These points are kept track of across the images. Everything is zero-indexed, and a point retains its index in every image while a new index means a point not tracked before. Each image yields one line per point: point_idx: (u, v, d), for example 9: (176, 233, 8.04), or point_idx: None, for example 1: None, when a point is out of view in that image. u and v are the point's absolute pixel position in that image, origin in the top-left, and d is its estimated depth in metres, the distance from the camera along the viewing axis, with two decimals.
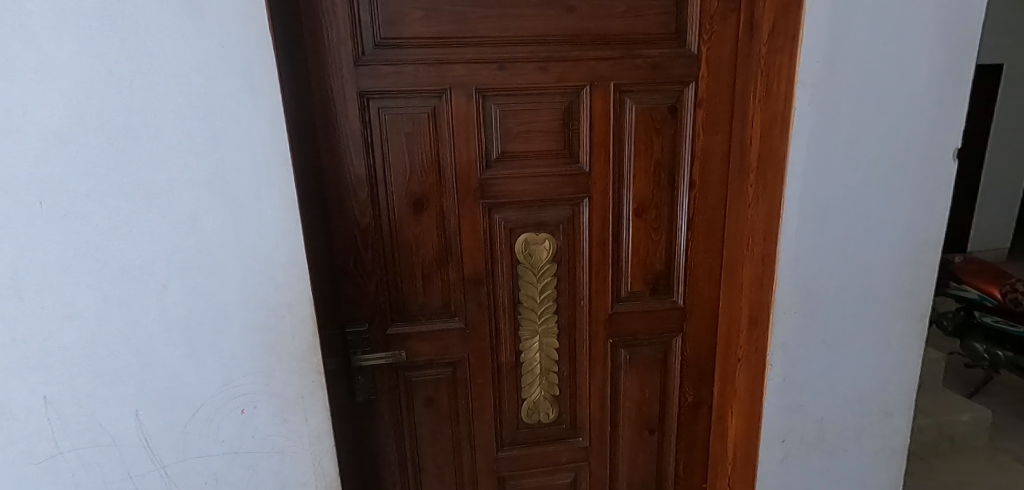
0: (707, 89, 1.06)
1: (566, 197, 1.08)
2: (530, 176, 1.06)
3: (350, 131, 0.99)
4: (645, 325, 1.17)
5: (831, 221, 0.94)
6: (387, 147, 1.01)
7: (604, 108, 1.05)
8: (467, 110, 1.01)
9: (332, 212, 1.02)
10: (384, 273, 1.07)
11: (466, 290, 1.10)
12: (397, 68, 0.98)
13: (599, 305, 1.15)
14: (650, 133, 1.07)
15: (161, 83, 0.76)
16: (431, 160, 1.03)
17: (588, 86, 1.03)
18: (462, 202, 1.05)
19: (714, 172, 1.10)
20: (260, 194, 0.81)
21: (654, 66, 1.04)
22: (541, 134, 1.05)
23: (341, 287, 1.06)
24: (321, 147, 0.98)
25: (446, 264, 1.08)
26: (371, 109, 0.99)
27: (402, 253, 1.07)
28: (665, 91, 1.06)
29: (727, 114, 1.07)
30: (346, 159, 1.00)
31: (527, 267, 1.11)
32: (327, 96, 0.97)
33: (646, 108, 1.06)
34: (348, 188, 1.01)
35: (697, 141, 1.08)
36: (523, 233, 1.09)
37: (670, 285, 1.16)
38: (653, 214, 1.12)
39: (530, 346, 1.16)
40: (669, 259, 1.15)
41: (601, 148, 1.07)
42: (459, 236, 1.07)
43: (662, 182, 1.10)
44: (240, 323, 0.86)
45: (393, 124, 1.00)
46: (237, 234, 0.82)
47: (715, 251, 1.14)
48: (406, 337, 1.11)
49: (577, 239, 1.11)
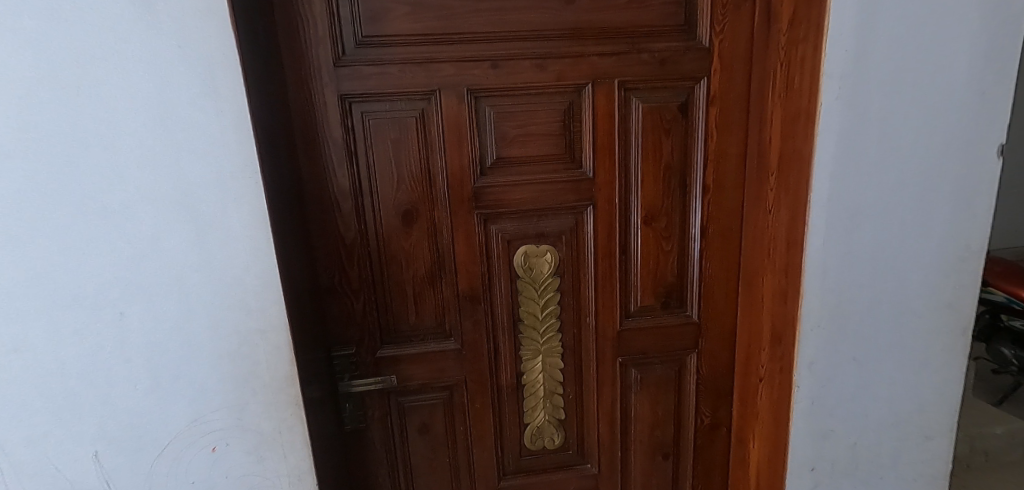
0: (720, 86, 0.97)
1: (569, 206, 1.00)
2: (529, 183, 0.97)
3: (332, 139, 0.91)
4: (656, 341, 1.08)
5: (864, 228, 0.85)
6: (372, 155, 0.93)
7: (608, 108, 0.96)
8: (459, 113, 0.93)
9: (314, 227, 0.94)
10: (372, 292, 0.98)
11: (461, 308, 1.01)
12: (381, 69, 0.90)
13: (606, 321, 1.06)
14: (659, 134, 0.98)
15: (113, 89, 0.68)
16: (420, 168, 0.95)
17: (590, 84, 0.95)
18: (455, 213, 0.97)
19: (728, 176, 1.01)
20: (228, 209, 0.73)
21: (662, 61, 0.95)
22: (541, 138, 0.97)
23: (326, 308, 0.97)
24: (301, 156, 0.91)
25: (439, 280, 1.00)
26: (354, 114, 0.91)
27: (391, 269, 0.98)
28: (675, 89, 0.97)
29: (742, 113, 0.99)
30: (329, 169, 0.92)
31: (527, 282, 1.02)
32: (306, 102, 0.89)
33: (653, 107, 0.97)
34: (331, 201, 0.93)
35: (710, 142, 1.00)
36: (522, 246, 1.01)
37: (683, 298, 1.07)
38: (664, 223, 1.03)
39: (533, 367, 1.07)
40: (681, 271, 1.06)
41: (606, 152, 0.98)
42: (453, 250, 0.98)
43: (673, 187, 1.01)
44: (210, 353, 0.78)
45: (378, 130, 0.92)
46: (204, 254, 0.74)
47: (730, 261, 1.05)
48: (398, 360, 1.02)
49: (582, 250, 1.03)
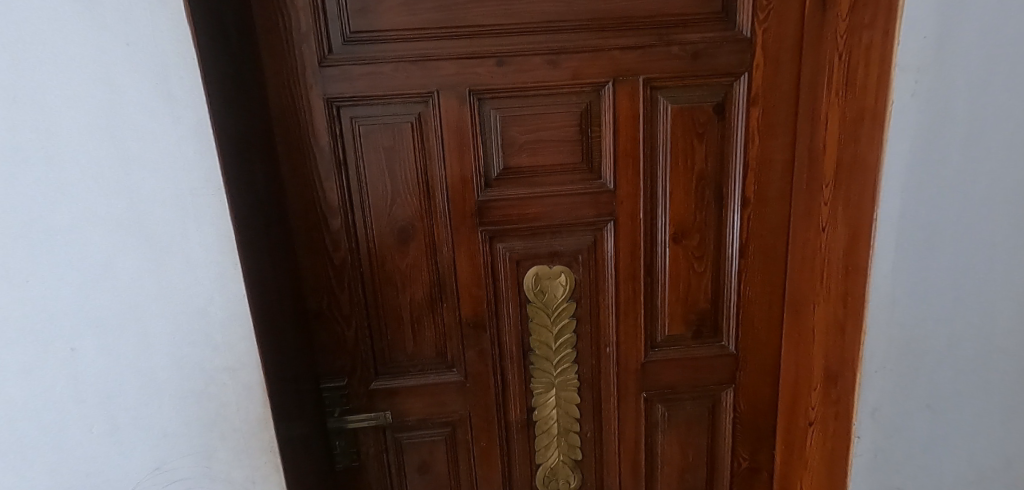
0: (763, 83, 0.84)
1: (586, 222, 0.88)
2: (540, 196, 0.86)
3: (320, 147, 0.81)
4: (687, 375, 0.95)
5: (945, 252, 0.70)
6: (363, 165, 0.83)
7: (632, 110, 0.84)
8: (460, 118, 0.82)
9: (300, 246, 0.84)
10: (366, 318, 0.88)
11: (464, 337, 0.90)
12: (372, 68, 0.79)
13: (629, 352, 0.93)
14: (691, 139, 0.85)
15: (55, 92, 0.58)
16: (418, 180, 0.84)
17: (611, 82, 0.83)
18: (457, 230, 0.86)
19: (772, 187, 0.88)
20: (189, 231, 0.64)
21: (695, 54, 0.83)
22: (554, 145, 0.85)
23: (315, 335, 0.88)
24: (285, 167, 0.81)
25: (440, 305, 0.89)
26: (343, 119, 0.81)
27: (387, 292, 0.88)
28: (710, 86, 0.84)
29: (789, 114, 0.85)
30: (315, 182, 0.82)
31: (539, 308, 0.90)
32: (290, 107, 0.79)
33: (684, 108, 0.84)
34: (319, 218, 0.83)
35: (751, 147, 0.86)
36: (533, 266, 0.89)
37: (718, 327, 0.94)
38: (696, 241, 0.90)
39: (546, 402, 0.95)
40: (715, 296, 0.92)
41: (629, 160, 0.86)
42: (455, 271, 0.87)
43: (707, 200, 0.88)
44: (173, 393, 0.68)
45: (370, 137, 0.82)
46: (163, 283, 0.65)
47: (773, 284, 0.92)
48: (395, 393, 0.91)
49: (601, 272, 0.90)
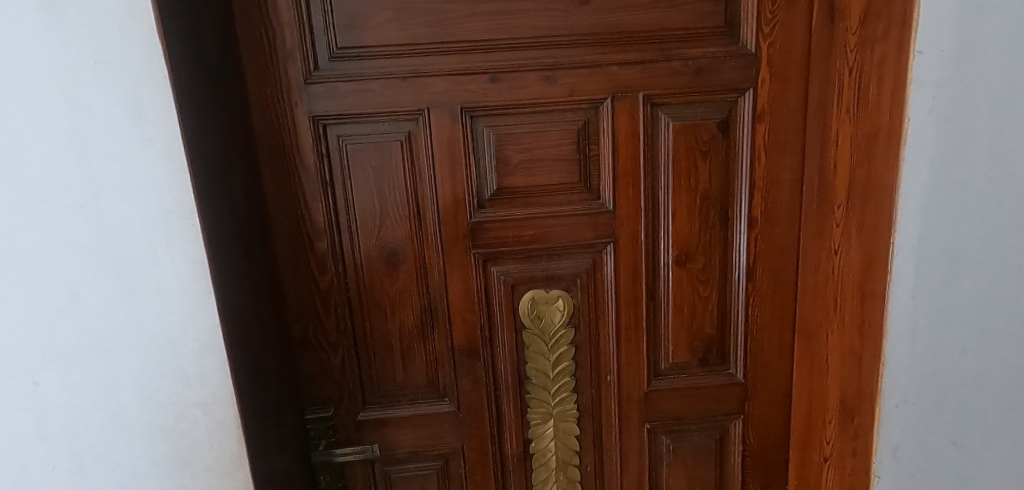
0: (769, 99, 0.80)
1: (585, 244, 0.84)
2: (536, 218, 0.82)
3: (305, 168, 0.77)
4: (693, 405, 0.90)
5: (970, 278, 0.65)
6: (350, 186, 0.79)
7: (632, 127, 0.80)
8: (451, 136, 0.78)
9: (284, 271, 0.80)
10: (354, 346, 0.84)
11: (457, 365, 0.86)
12: (359, 85, 0.76)
13: (631, 380, 0.88)
14: (694, 157, 0.82)
15: (20, 110, 0.55)
16: (407, 201, 0.80)
17: (610, 99, 0.79)
18: (448, 253, 0.82)
19: (780, 208, 0.84)
20: (160, 257, 0.60)
21: (697, 70, 0.79)
22: (550, 163, 0.81)
23: (300, 364, 0.84)
24: (269, 188, 0.78)
25: (431, 331, 0.85)
26: (330, 138, 0.78)
27: (375, 319, 0.84)
28: (713, 103, 0.81)
29: (797, 131, 0.81)
30: (301, 204, 0.78)
31: (535, 334, 0.86)
32: (274, 126, 0.76)
33: (687, 125, 0.81)
34: (304, 241, 0.80)
35: (757, 166, 0.82)
36: (529, 291, 0.85)
37: (725, 354, 0.89)
38: (701, 263, 0.85)
39: (544, 434, 0.90)
40: (722, 321, 0.88)
41: (630, 180, 0.82)
42: (447, 296, 0.83)
43: (711, 221, 0.84)
44: (142, 431, 0.64)
45: (357, 156, 0.78)
46: (130, 312, 0.61)
47: (783, 309, 0.87)
48: (383, 424, 0.87)
49: (601, 296, 0.86)
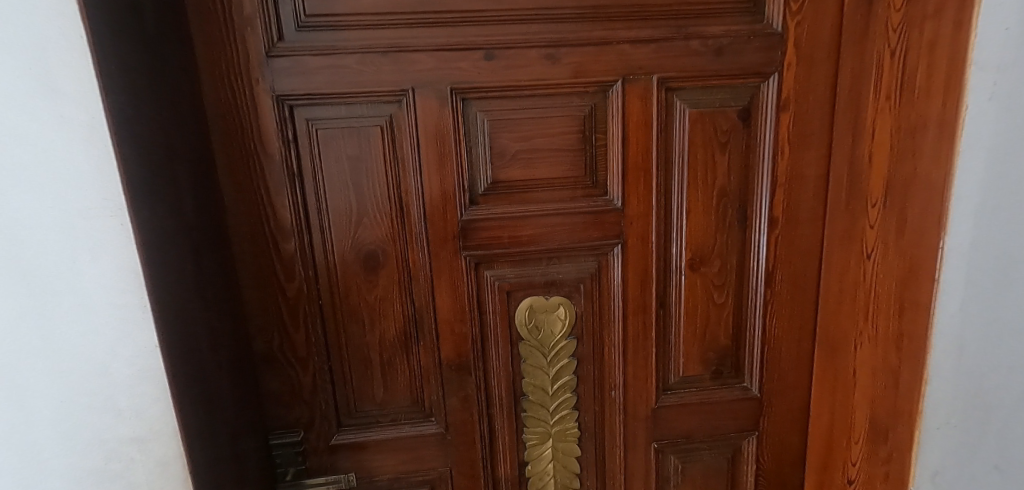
0: (794, 85, 0.72)
1: (590, 245, 0.74)
2: (536, 216, 0.72)
3: (269, 157, 0.66)
4: (706, 421, 0.82)
5: None
6: (322, 178, 0.68)
7: (644, 115, 0.71)
8: (439, 122, 0.68)
9: (244, 276, 0.69)
10: (327, 361, 0.73)
11: (444, 381, 0.76)
12: (332, 60, 0.65)
13: (637, 396, 0.80)
14: (712, 149, 0.73)
15: None
16: (389, 196, 0.70)
17: (621, 81, 0.70)
18: (435, 256, 0.72)
19: (802, 206, 0.76)
20: (80, 264, 0.49)
21: (717, 50, 0.70)
22: (552, 154, 0.71)
23: (264, 383, 0.73)
24: (224, 181, 0.66)
25: (416, 343, 0.75)
26: (298, 123, 0.67)
27: (352, 330, 0.73)
28: (734, 88, 0.72)
29: (824, 122, 0.73)
30: (263, 199, 0.67)
31: (533, 346, 0.77)
32: (230, 107, 0.65)
33: (704, 113, 0.72)
34: (268, 242, 0.69)
35: (780, 160, 0.74)
36: (527, 298, 0.75)
37: (739, 366, 0.81)
38: (716, 267, 0.77)
39: (541, 456, 0.81)
40: (737, 330, 0.80)
41: (640, 174, 0.73)
42: (433, 304, 0.73)
43: (729, 220, 0.76)
44: (61, 477, 0.52)
45: (330, 144, 0.67)
46: (43, 333, 0.49)
47: (802, 317, 0.80)
48: (361, 449, 0.77)
49: (606, 303, 0.77)
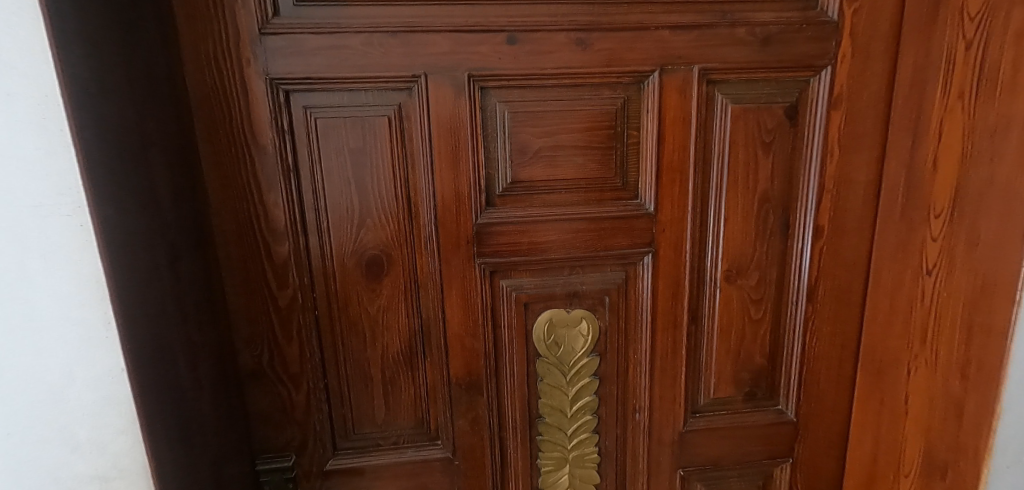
0: (847, 81, 0.65)
1: (617, 254, 0.67)
2: (558, 220, 0.65)
3: (261, 150, 0.59)
4: (736, 447, 0.75)
5: None
6: (320, 174, 0.61)
7: (682, 109, 0.64)
8: (454, 114, 0.60)
9: (230, 282, 0.62)
10: (323, 379, 0.66)
11: (452, 401, 0.68)
12: (334, 39, 0.57)
13: (663, 420, 0.73)
14: (755, 149, 0.66)
15: None
16: (395, 195, 0.62)
17: (658, 71, 0.62)
18: (446, 263, 0.64)
19: (850, 215, 0.69)
20: (29, 273, 0.40)
21: (765, 39, 0.63)
22: (579, 152, 0.64)
23: (251, 402, 0.65)
24: (209, 175, 0.59)
25: (422, 359, 0.67)
26: (294, 110, 0.59)
27: (350, 344, 0.66)
28: (781, 83, 0.65)
29: (877, 122, 0.67)
30: (253, 197, 0.60)
31: (551, 364, 0.70)
32: (217, 91, 0.57)
33: (748, 109, 0.65)
34: (257, 245, 0.61)
35: (828, 163, 0.68)
36: (546, 311, 0.68)
37: (774, 387, 0.75)
38: (754, 280, 0.70)
39: (556, 483, 0.74)
40: (773, 349, 0.73)
41: (675, 176, 0.65)
42: (443, 317, 0.66)
43: (770, 228, 0.69)
44: None
45: (329, 135, 0.60)
46: None
47: (844, 335, 0.73)
48: (358, 474, 0.69)
49: (633, 317, 0.70)
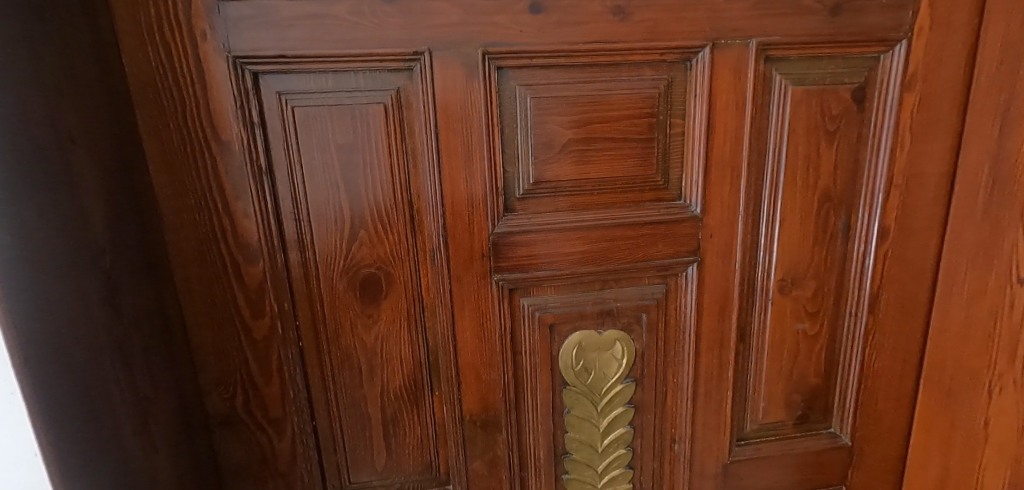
0: (922, 58, 0.56)
1: (657, 264, 0.57)
2: (590, 226, 0.55)
3: (224, 147, 0.47)
4: (784, 476, 0.67)
5: None
6: (299, 177, 0.49)
7: (737, 92, 0.53)
8: (466, 100, 0.49)
9: (192, 311, 0.50)
10: (311, 422, 0.55)
11: (466, 441, 0.58)
12: (314, 6, 0.45)
13: (706, 451, 0.64)
14: (817, 139, 0.56)
15: None
16: (393, 202, 0.51)
17: (710, 46, 0.52)
18: (457, 281, 0.53)
19: (920, 214, 0.60)
20: None
21: (833, 8, 0.53)
22: (615, 146, 0.53)
23: (223, 451, 0.54)
24: (160, 180, 0.47)
25: (429, 393, 0.57)
26: (264, 97, 0.47)
27: (343, 380, 0.55)
28: (848, 60, 0.55)
29: (954, 106, 0.57)
30: (217, 207, 0.48)
31: (581, 394, 0.60)
32: (164, 74, 0.45)
33: (811, 91, 0.55)
34: (225, 265, 0.49)
35: (898, 155, 0.58)
36: (575, 333, 0.58)
37: (828, 407, 0.67)
38: (811, 289, 0.61)
39: None
40: (827, 366, 0.65)
41: (726, 172, 0.55)
42: (453, 345, 0.55)
43: (830, 230, 0.60)
44: None
45: (311, 128, 0.48)
46: None
47: (906, 350, 0.64)
48: None
49: (674, 336, 0.60)
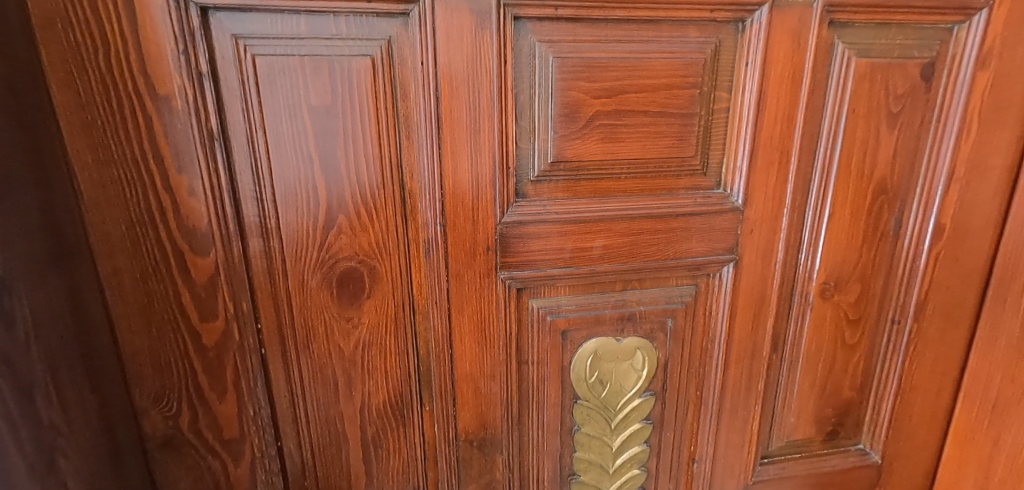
0: (1002, 31, 0.48)
1: (689, 263, 0.49)
2: (615, 216, 0.46)
3: (163, 105, 0.36)
4: None
5: None
6: (261, 148, 0.39)
7: (794, 62, 0.45)
8: (474, 57, 0.39)
9: (122, 313, 0.40)
10: (274, 443, 0.46)
11: (459, 463, 0.50)
12: None
13: (728, 470, 0.57)
14: (876, 123, 0.48)
15: None
16: (381, 183, 0.41)
17: (769, 4, 0.43)
18: (456, 280, 0.44)
19: (979, 211, 0.53)
20: None
21: None
22: (650, 122, 0.44)
23: (168, 478, 0.45)
24: (78, 146, 0.36)
25: (418, 410, 0.48)
26: (216, 42, 0.36)
27: (314, 395, 0.45)
28: (920, 31, 0.47)
29: None
30: (155, 182, 0.38)
31: (593, 409, 0.52)
32: (81, 5, 0.34)
33: (877, 65, 0.47)
34: (166, 256, 0.39)
35: (962, 143, 0.51)
36: (591, 340, 0.50)
37: (858, 423, 0.60)
38: (854, 293, 0.54)
39: None
40: (862, 378, 0.58)
41: (774, 158, 0.47)
42: (449, 354, 0.46)
43: (880, 227, 0.52)
44: None
45: (277, 86, 0.38)
46: None
47: (947, 362, 0.58)
48: None
49: (701, 345, 0.52)
